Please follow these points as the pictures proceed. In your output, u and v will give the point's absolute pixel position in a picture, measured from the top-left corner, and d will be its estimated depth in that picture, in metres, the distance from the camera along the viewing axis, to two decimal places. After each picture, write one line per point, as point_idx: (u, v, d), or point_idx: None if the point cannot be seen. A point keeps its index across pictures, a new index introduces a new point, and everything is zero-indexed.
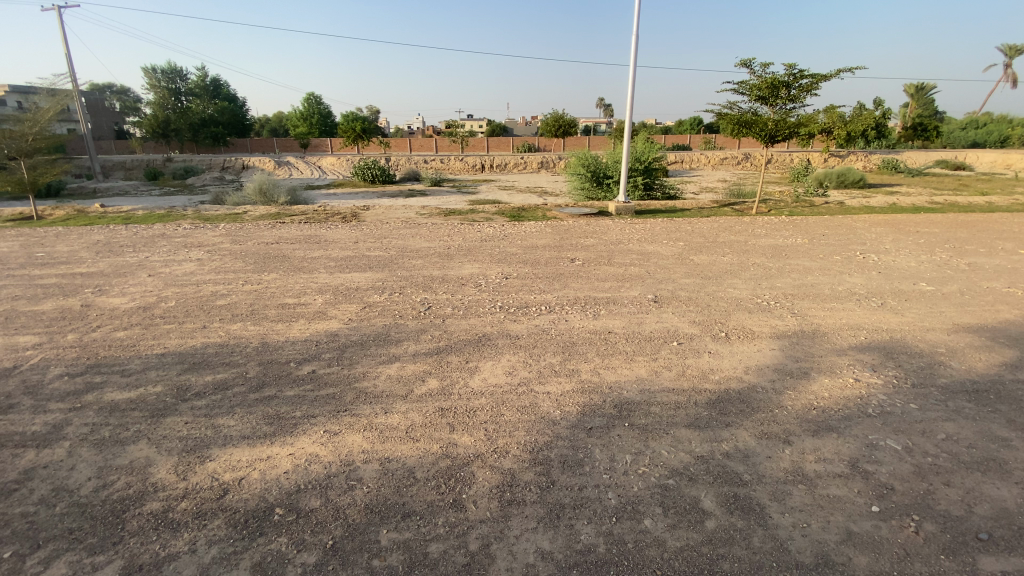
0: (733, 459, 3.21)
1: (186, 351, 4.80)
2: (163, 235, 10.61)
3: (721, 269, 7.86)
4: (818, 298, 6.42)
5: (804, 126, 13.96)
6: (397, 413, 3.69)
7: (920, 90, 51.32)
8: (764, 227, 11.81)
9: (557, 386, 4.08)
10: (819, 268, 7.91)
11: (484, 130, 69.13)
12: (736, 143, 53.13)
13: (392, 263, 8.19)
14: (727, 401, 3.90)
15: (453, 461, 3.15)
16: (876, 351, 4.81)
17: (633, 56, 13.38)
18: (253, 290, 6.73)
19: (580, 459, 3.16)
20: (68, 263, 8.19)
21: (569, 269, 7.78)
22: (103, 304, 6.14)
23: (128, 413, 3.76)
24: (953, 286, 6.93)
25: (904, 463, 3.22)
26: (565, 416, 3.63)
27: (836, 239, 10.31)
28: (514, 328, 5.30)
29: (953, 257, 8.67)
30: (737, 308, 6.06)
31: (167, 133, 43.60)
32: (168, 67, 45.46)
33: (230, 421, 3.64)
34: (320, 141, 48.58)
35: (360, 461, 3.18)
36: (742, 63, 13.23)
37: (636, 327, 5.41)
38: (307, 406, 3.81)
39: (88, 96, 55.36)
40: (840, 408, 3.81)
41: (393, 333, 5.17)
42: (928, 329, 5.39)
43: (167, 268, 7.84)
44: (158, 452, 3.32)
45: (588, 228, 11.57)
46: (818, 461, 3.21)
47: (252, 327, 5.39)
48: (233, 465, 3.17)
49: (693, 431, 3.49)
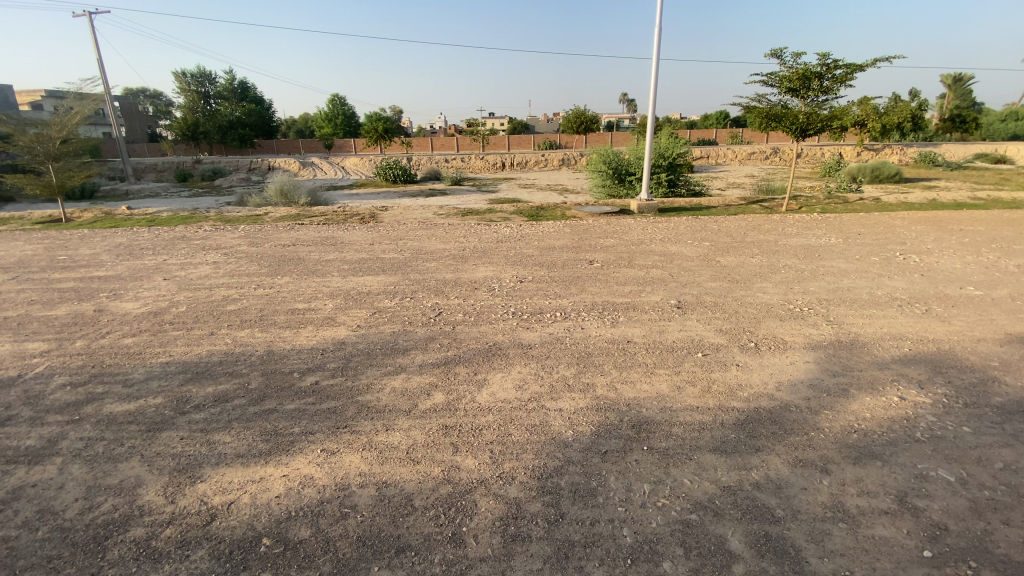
0: (763, 491, 2.89)
1: (191, 360, 4.68)
2: (183, 237, 10.68)
3: (749, 272, 7.43)
4: (854, 304, 5.98)
5: (837, 119, 13.28)
6: (399, 430, 3.48)
7: (958, 81, 48.94)
8: (794, 225, 11.26)
9: (571, 402, 3.81)
10: (855, 270, 7.44)
11: (506, 129, 68.74)
12: (764, 138, 51.66)
13: (405, 266, 8.04)
14: (756, 421, 3.57)
15: (454, 487, 2.92)
16: (922, 365, 4.38)
17: (656, 49, 12.91)
18: (265, 294, 6.63)
19: (593, 488, 2.89)
20: (88, 267, 8.25)
21: (587, 272, 7.49)
22: (117, 309, 6.11)
23: (124, 427, 3.63)
24: (1004, 291, 6.39)
25: (958, 497, 2.84)
26: (578, 438, 3.36)
27: (872, 238, 9.73)
28: (527, 336, 5.05)
29: (1002, 258, 8.05)
30: (766, 315, 5.68)
31: (196, 135, 44.61)
32: (197, 71, 46.69)
33: (226, 437, 3.47)
34: (344, 142, 49.17)
35: (356, 485, 2.96)
36: (771, 54, 12.69)
37: (657, 336, 5.09)
38: (306, 422, 3.62)
39: (123, 100, 57.28)
40: (884, 432, 3.44)
41: (401, 341, 4.96)
42: (978, 339, 4.93)
43: (182, 271, 7.84)
44: (149, 471, 3.17)
45: (608, 227, 11.24)
46: (861, 495, 2.87)
47: (259, 334, 5.26)
48: (224, 487, 3.00)
49: (719, 457, 3.18)
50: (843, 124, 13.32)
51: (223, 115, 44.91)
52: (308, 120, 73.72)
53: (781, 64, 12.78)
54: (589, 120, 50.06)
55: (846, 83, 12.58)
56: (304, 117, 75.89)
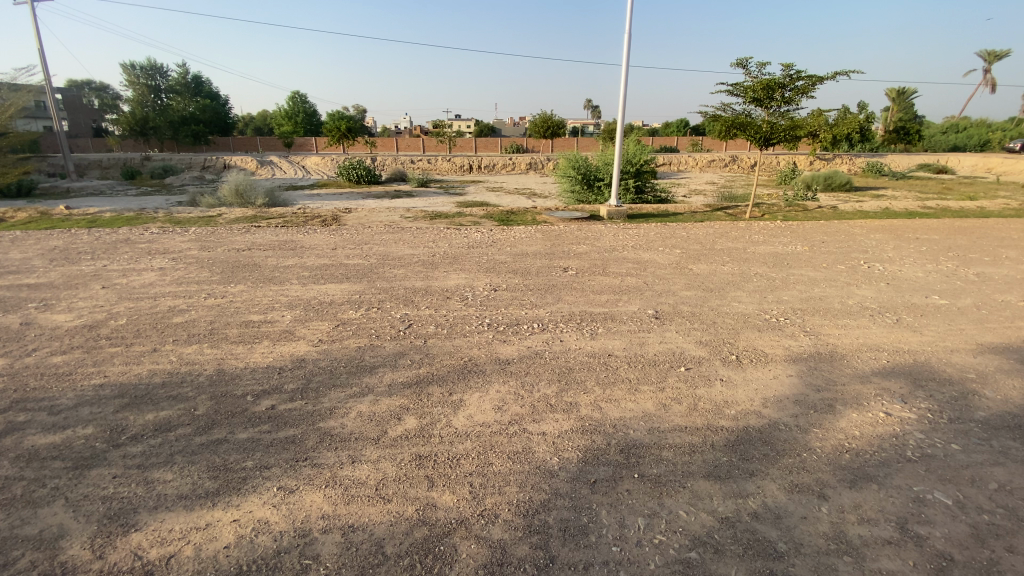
0: (763, 522, 2.71)
1: (128, 382, 4.17)
2: (127, 241, 9.88)
3: (722, 281, 7.39)
4: (829, 313, 5.99)
5: (797, 130, 13.57)
6: (366, 462, 3.14)
7: (902, 95, 51.53)
8: (760, 232, 11.43)
9: (554, 424, 3.56)
10: (825, 279, 7.51)
11: (472, 130, 68.66)
12: (723, 146, 53.36)
13: (371, 273, 7.63)
14: (747, 443, 3.40)
15: (430, 530, 2.61)
16: (903, 378, 4.36)
17: (626, 56, 12.87)
18: (216, 305, 6.11)
19: (584, 525, 2.64)
20: (16, 273, 7.44)
21: (561, 280, 7.28)
22: (47, 322, 5.49)
23: (47, 464, 3.15)
24: (967, 300, 6.55)
25: (959, 523, 2.74)
26: (564, 466, 3.11)
27: (836, 246, 9.95)
28: (503, 351, 4.78)
29: (960, 267, 8.33)
30: (745, 326, 5.59)
31: (145, 131, 42.17)
32: (147, 63, 44.37)
33: (167, 475, 3.05)
34: (305, 141, 47.58)
35: (318, 531, 2.62)
36: (737, 63, 12.89)
37: (638, 348, 4.92)
38: (260, 454, 3.23)
39: (65, 93, 53.99)
40: (875, 451, 3.35)
41: (368, 358, 4.59)
42: (951, 350, 4.98)
43: (125, 279, 7.16)
44: (75, 518, 2.73)
45: (580, 233, 11.08)
46: (862, 523, 2.73)
47: (208, 350, 4.79)
48: (163, 537, 2.60)
49: (713, 484, 2.99)
50: (801, 135, 13.64)
51: (176, 110, 42.85)
52: (266, 116, 71.10)
53: (747, 74, 12.97)
54: (554, 125, 50.27)
55: (808, 94, 12.88)
56: (262, 114, 73.21)
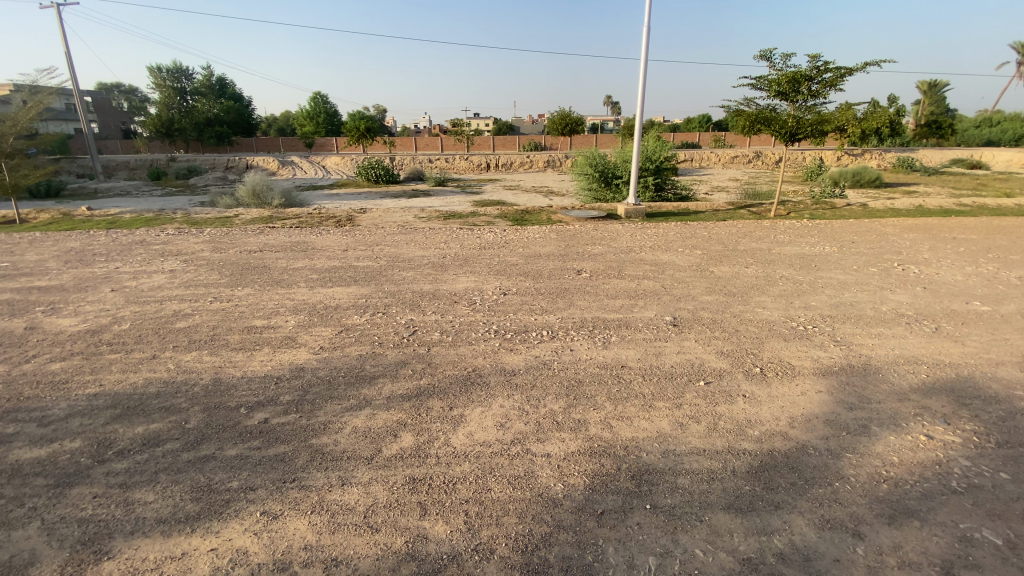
0: (789, 565, 2.41)
1: (123, 392, 4.05)
2: (142, 242, 9.88)
3: (745, 285, 7.04)
4: (861, 321, 5.60)
5: (824, 124, 12.98)
6: (357, 486, 2.94)
7: (932, 89, 49.64)
8: (785, 232, 10.93)
9: (559, 445, 3.30)
10: (855, 282, 7.09)
11: (491, 129, 68.63)
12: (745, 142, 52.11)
13: (380, 276, 7.45)
14: (772, 469, 3.10)
15: (419, 566, 2.39)
16: (944, 396, 3.98)
17: (645, 50, 12.48)
18: (221, 309, 6.00)
19: (588, 565, 2.39)
20: (31, 274, 7.53)
21: (575, 283, 7.00)
22: (51, 326, 5.45)
23: (28, 482, 3.02)
24: (1010, 306, 6.09)
25: (1012, 568, 2.40)
26: (568, 495, 2.86)
27: (867, 247, 9.44)
28: (510, 360, 4.54)
29: (1001, 269, 7.80)
30: (769, 334, 5.24)
31: (171, 132, 43.21)
32: (172, 66, 45.04)
33: (148, 495, 2.90)
34: (326, 142, 47.98)
35: (298, 564, 2.42)
36: (760, 55, 12.40)
37: (653, 359, 4.63)
38: (246, 474, 3.06)
39: (96, 96, 55.41)
40: (916, 481, 3.01)
41: (368, 368, 4.40)
42: (996, 363, 4.56)
43: (135, 282, 7.14)
44: (46, 543, 2.57)
45: (596, 233, 10.77)
46: (902, 568, 2.42)
47: (206, 358, 4.65)
48: (135, 567, 2.43)
49: (733, 518, 2.70)
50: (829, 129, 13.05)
51: (201, 112, 43.60)
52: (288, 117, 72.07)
53: (771, 66, 12.46)
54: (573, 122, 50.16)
55: (836, 87, 12.30)
56: (284, 116, 74.20)
